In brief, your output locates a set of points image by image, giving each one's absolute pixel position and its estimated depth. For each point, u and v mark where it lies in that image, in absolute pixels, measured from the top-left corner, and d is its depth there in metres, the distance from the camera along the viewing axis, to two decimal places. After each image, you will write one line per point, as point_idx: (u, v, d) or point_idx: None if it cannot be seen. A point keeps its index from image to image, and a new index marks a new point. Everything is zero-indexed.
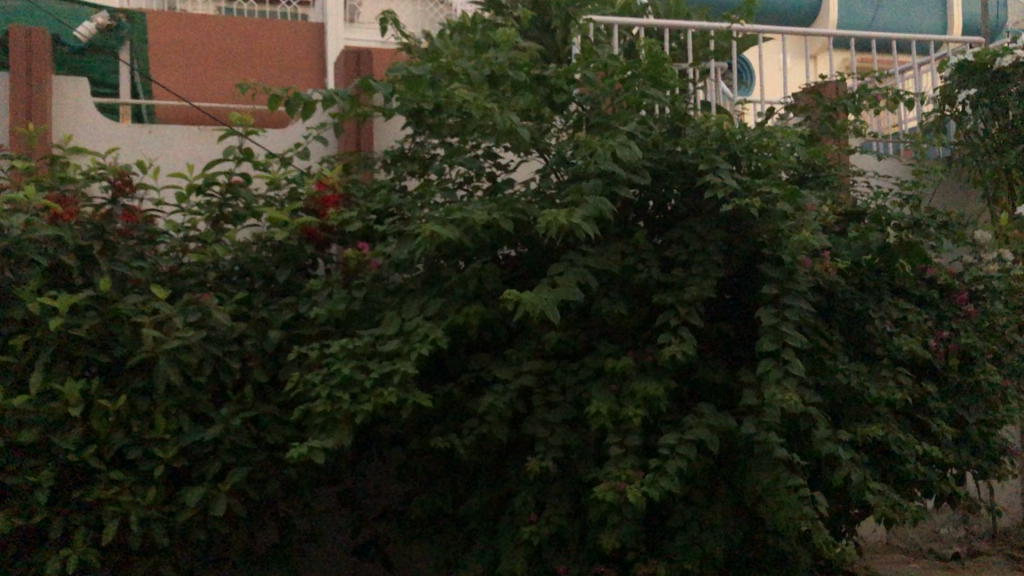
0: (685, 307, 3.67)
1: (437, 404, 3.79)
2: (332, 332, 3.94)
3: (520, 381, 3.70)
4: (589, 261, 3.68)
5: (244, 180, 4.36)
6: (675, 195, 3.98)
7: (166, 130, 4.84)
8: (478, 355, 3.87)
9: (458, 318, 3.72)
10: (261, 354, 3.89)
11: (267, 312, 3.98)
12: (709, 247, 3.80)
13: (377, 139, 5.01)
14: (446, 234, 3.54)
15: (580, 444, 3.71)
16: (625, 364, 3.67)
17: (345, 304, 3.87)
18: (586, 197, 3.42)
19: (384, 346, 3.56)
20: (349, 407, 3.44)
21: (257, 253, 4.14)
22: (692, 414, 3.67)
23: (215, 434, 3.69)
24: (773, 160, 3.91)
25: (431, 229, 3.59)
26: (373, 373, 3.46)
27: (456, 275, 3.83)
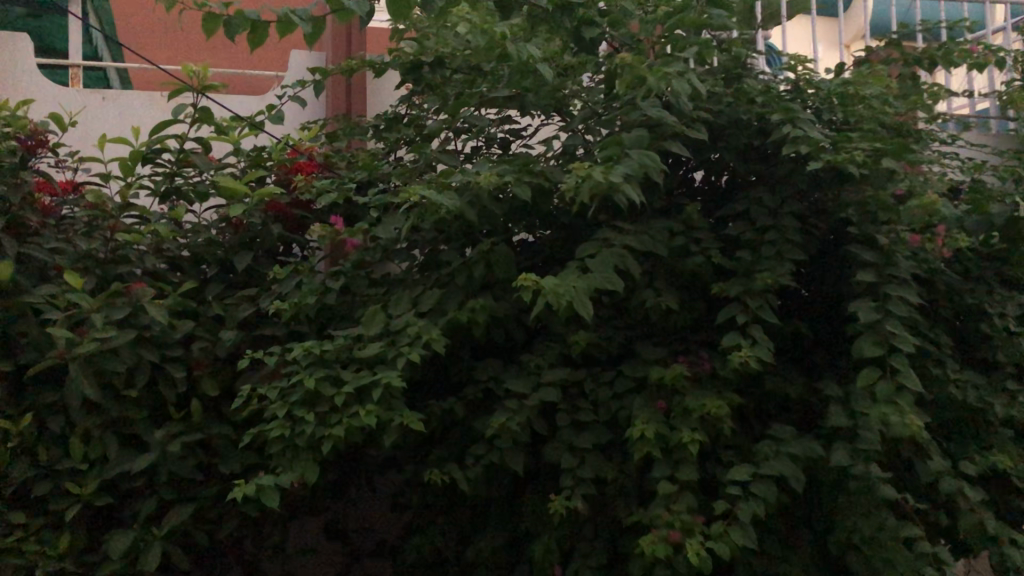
0: (756, 300, 2.82)
1: (435, 424, 2.96)
2: (303, 333, 3.13)
3: (542, 395, 2.87)
4: (630, 241, 2.84)
5: (201, 146, 3.54)
6: (737, 158, 3.14)
7: (123, 94, 3.98)
8: (487, 362, 3.04)
9: (460, 314, 2.88)
10: (212, 361, 3.08)
11: (221, 307, 3.16)
12: (783, 222, 2.96)
13: (371, 103, 4.18)
14: (442, 202, 2.71)
15: (618, 478, 2.87)
16: (677, 373, 2.83)
17: (317, 297, 3.04)
18: (628, 153, 2.56)
19: (362, 351, 2.73)
20: (315, 431, 2.61)
21: (213, 235, 3.33)
22: (764, 438, 2.82)
23: (149, 464, 2.89)
24: (865, 115, 3.05)
25: (423, 196, 2.75)
26: (347, 387, 2.63)
27: (459, 260, 3.01)
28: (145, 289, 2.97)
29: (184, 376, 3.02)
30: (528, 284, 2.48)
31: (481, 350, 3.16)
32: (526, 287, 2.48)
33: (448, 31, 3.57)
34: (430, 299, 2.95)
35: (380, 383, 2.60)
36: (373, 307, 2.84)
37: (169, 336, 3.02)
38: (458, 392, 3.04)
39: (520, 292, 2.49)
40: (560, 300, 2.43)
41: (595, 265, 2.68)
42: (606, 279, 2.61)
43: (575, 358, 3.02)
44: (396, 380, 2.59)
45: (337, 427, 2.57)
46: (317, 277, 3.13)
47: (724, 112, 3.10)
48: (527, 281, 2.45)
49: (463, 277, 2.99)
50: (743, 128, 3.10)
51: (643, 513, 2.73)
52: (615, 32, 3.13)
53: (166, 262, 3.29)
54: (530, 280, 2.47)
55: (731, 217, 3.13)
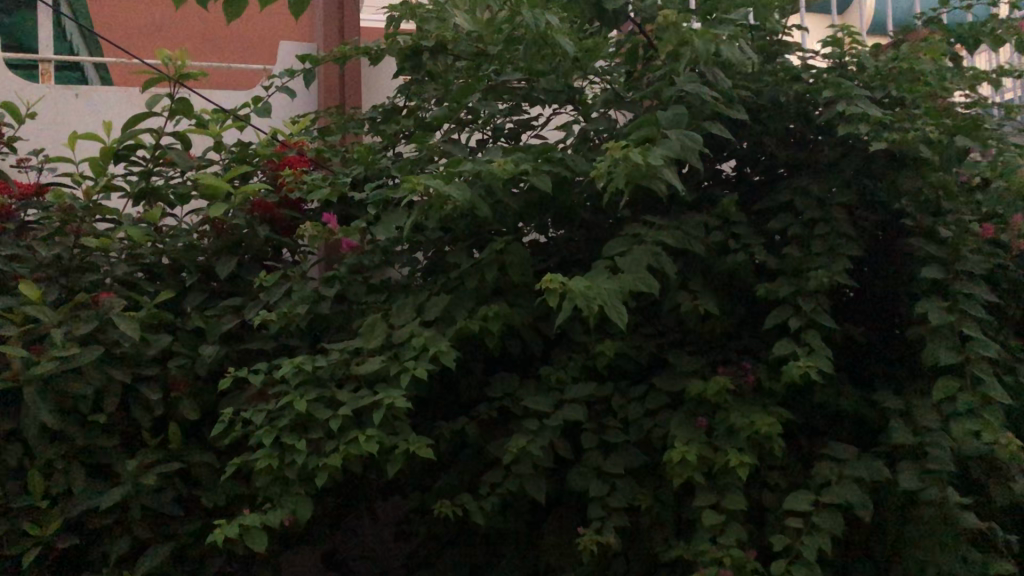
0: (808, 302, 2.49)
1: (443, 448, 2.62)
2: (294, 347, 2.78)
3: (566, 413, 2.52)
4: (663, 237, 2.50)
5: (179, 141, 3.18)
6: (775, 145, 2.81)
7: (97, 91, 3.65)
8: (501, 376, 2.69)
9: (471, 322, 2.54)
10: (192, 380, 2.73)
11: (202, 319, 2.81)
12: (834, 213, 2.63)
13: (367, 93, 3.84)
14: (450, 194, 2.36)
15: (653, 507, 2.53)
16: (719, 386, 2.50)
17: (310, 306, 2.69)
18: (665, 135, 2.22)
19: (361, 366, 2.38)
20: (308, 461, 2.26)
21: (192, 239, 2.97)
22: (820, 459, 2.48)
23: (120, 499, 2.54)
24: (924, 91, 2.62)
25: (428, 189, 2.40)
26: (343, 409, 2.28)
27: (468, 263, 2.67)
28: (115, 300, 2.63)
29: (159, 398, 2.67)
30: (554, 287, 2.14)
31: (494, 362, 2.82)
32: (551, 290, 2.14)
33: (451, 12, 3.24)
34: (437, 306, 2.60)
35: (383, 404, 2.26)
36: (373, 317, 2.50)
37: (143, 352, 2.68)
38: (470, 412, 2.69)
39: (544, 295, 2.15)
40: (591, 305, 2.09)
41: (626, 264, 2.34)
42: (642, 281, 2.27)
43: (601, 371, 2.69)
44: (402, 399, 2.25)
45: (334, 456, 2.22)
46: (310, 283, 2.79)
47: (761, 92, 2.77)
48: (552, 282, 2.11)
49: (474, 280, 2.65)
50: (782, 111, 2.78)
51: (686, 548, 2.38)
52: (639, 5, 2.80)
53: (140, 269, 2.94)
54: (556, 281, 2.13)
55: (771, 210, 2.81)
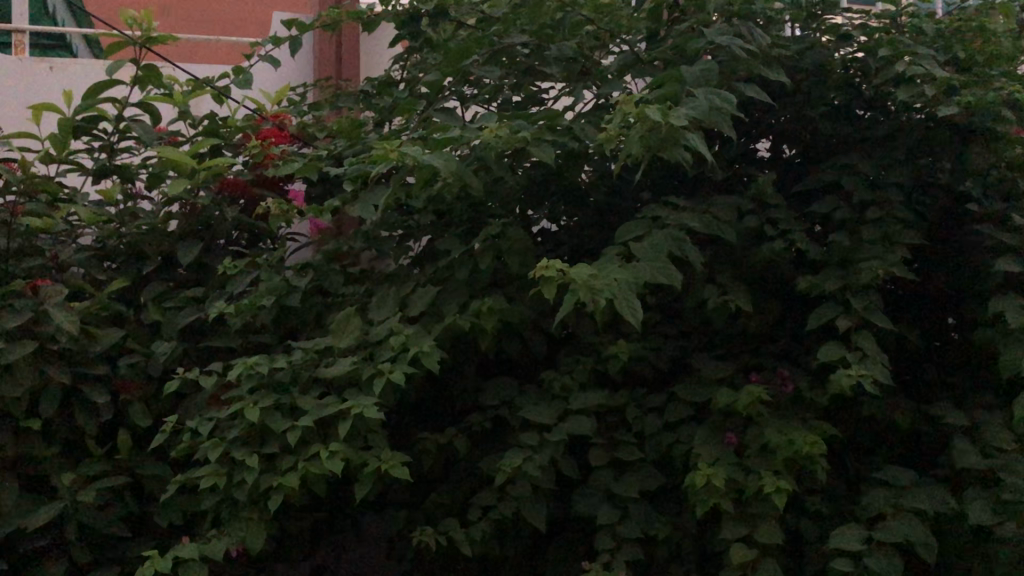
0: (859, 298, 2.10)
1: (430, 465, 2.25)
2: (261, 345, 2.43)
3: (571, 426, 2.16)
4: (687, 221, 2.13)
5: (145, 113, 2.83)
6: (820, 118, 2.43)
7: (68, 64, 3.31)
8: (497, 382, 2.33)
9: (461, 319, 2.18)
10: (145, 382, 2.39)
11: (159, 312, 2.47)
12: (888, 195, 2.24)
13: (365, 62, 3.47)
14: (436, 163, 1.92)
15: (673, 537, 2.15)
16: (752, 397, 2.12)
17: (278, 298, 2.34)
18: (691, 94, 1.85)
19: (329, 369, 2.03)
20: (262, 479, 1.91)
21: (152, 222, 2.62)
22: (871, 484, 2.09)
23: (55, 518, 2.20)
24: (997, 52, 2.23)
25: (410, 156, 1.96)
26: (304, 420, 1.92)
27: (461, 250, 2.30)
28: (54, 289, 2.30)
29: (106, 402, 2.33)
30: (554, 276, 1.76)
31: (491, 365, 2.45)
32: (550, 279, 1.77)
33: None
34: (423, 299, 2.24)
35: (351, 414, 1.90)
36: (346, 311, 2.14)
37: (87, 349, 2.34)
38: (461, 422, 2.33)
39: (542, 285, 1.77)
40: (598, 297, 1.71)
41: (642, 250, 1.96)
42: (661, 271, 1.89)
43: (613, 376, 2.32)
44: (372, 408, 1.89)
45: (291, 475, 1.87)
46: (281, 273, 2.44)
47: (804, 55, 2.40)
48: (552, 268, 1.74)
49: (466, 270, 2.29)
50: (828, 79, 2.40)
51: None
52: None
53: (93, 255, 2.60)
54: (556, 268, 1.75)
55: (813, 192, 2.42)
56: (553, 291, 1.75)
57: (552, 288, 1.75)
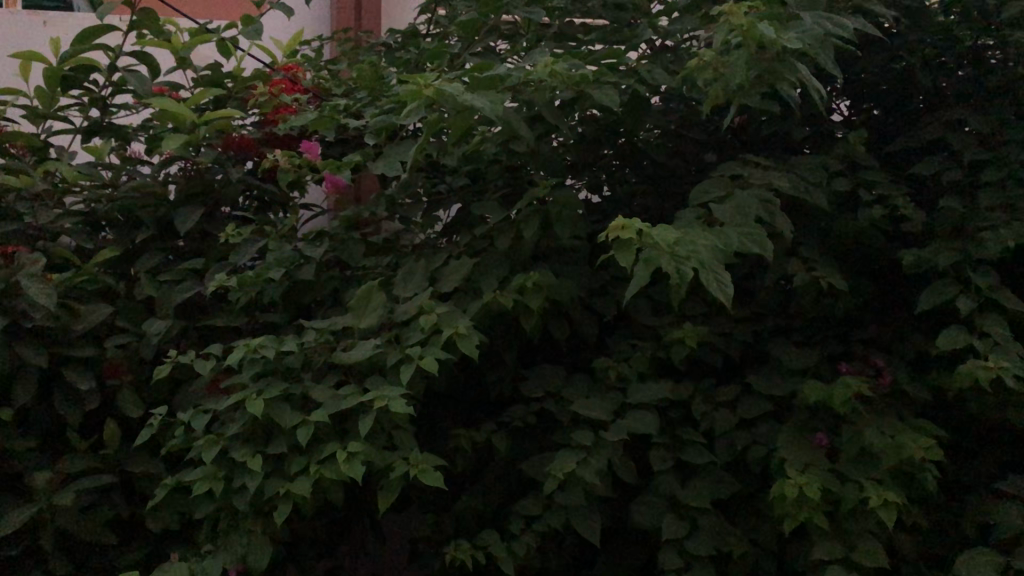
0: (980, 275, 1.76)
1: (463, 466, 1.93)
2: (268, 326, 2.11)
3: (632, 423, 1.83)
4: (773, 181, 1.79)
5: (142, 63, 2.50)
6: (920, 66, 2.08)
7: (62, 15, 2.99)
8: (542, 371, 2.00)
9: (503, 295, 1.85)
10: (135, 367, 2.08)
11: (153, 285, 2.16)
12: (1009, 153, 1.89)
13: (389, 12, 3.13)
14: (479, 104, 1.58)
15: (749, 555, 1.82)
16: (849, 392, 1.78)
17: (288, 270, 2.02)
18: (794, 18, 1.50)
19: (347, 353, 1.71)
20: (266, 483, 1.59)
21: (146, 184, 2.30)
22: (990, 496, 1.75)
23: (28, 522, 1.89)
24: None
25: (448, 96, 1.62)
26: (318, 413, 1.60)
27: (501, 216, 1.98)
28: (29, 258, 1.99)
29: (90, 388, 2.02)
30: (630, 240, 1.42)
31: (533, 349, 2.13)
32: (625, 244, 1.43)
33: None
34: (458, 272, 1.92)
35: (375, 408, 1.58)
36: (368, 285, 1.81)
37: (69, 328, 2.03)
38: (500, 415, 2.00)
39: (614, 250, 1.44)
40: (684, 267, 1.38)
41: (726, 213, 1.63)
42: (751, 237, 1.55)
43: (677, 365, 1.99)
44: (400, 401, 1.56)
45: (301, 481, 1.55)
46: (291, 241, 2.12)
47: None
48: (631, 229, 1.40)
49: (508, 239, 1.96)
50: (931, 20, 2.05)
51: None
52: None
53: (80, 222, 2.28)
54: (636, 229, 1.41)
55: (912, 153, 2.08)
56: (630, 258, 1.41)
57: (626, 255, 1.42)
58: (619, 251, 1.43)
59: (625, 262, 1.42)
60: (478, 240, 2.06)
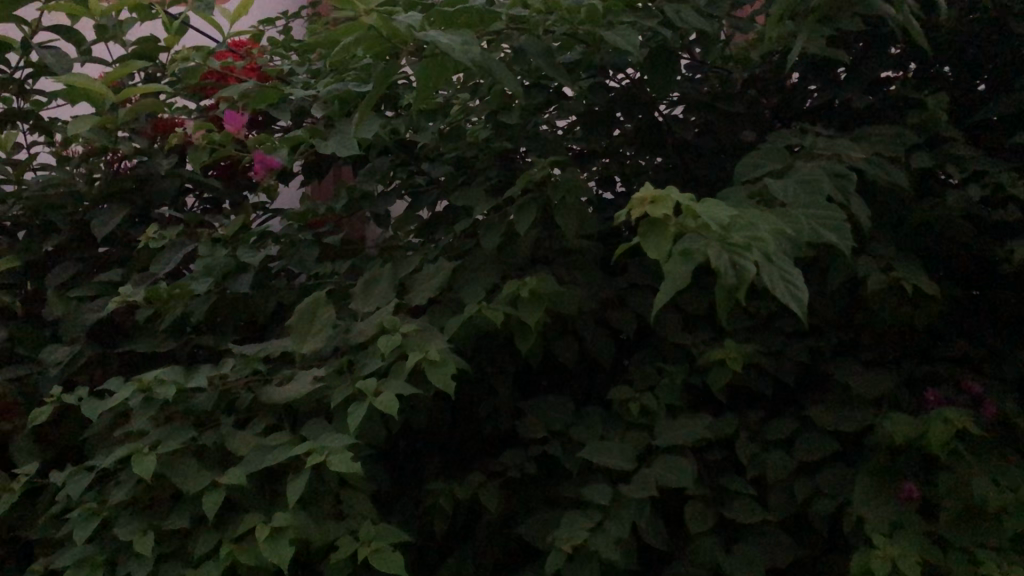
0: None
1: (443, 529, 1.50)
2: (199, 350, 1.68)
3: (661, 474, 1.40)
4: (846, 152, 1.36)
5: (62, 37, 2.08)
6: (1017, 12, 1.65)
7: None
8: (542, 404, 1.57)
9: (491, 308, 1.43)
10: (32, 404, 1.65)
11: (61, 302, 1.74)
12: None
13: None
14: (452, 44, 1.14)
15: None
16: (950, 430, 1.35)
17: (220, 280, 1.60)
18: None
19: (281, 389, 1.29)
20: (162, 568, 1.16)
21: (58, 181, 1.89)
22: None
23: None
24: None
25: (411, 37, 1.18)
26: (236, 473, 1.18)
27: (492, 209, 1.56)
28: None
29: None
30: (663, 221, 1.00)
31: (533, 375, 1.70)
32: (657, 225, 1.00)
33: None
34: (433, 280, 1.50)
35: (311, 465, 1.16)
36: (314, 297, 1.40)
37: None
38: (490, 461, 1.58)
39: (639, 236, 1.02)
40: (745, 263, 0.96)
41: (789, 191, 1.20)
42: (828, 220, 1.12)
43: (715, 394, 1.56)
44: (345, 456, 1.14)
45: (208, 567, 1.12)
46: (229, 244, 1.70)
47: None
48: (667, 206, 0.97)
49: (499, 236, 1.54)
50: None
51: None
52: None
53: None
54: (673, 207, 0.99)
55: (1007, 123, 1.65)
56: (664, 248, 0.99)
57: (657, 243, 1.00)
58: (648, 237, 1.01)
59: (657, 253, 0.99)
60: (461, 240, 1.64)
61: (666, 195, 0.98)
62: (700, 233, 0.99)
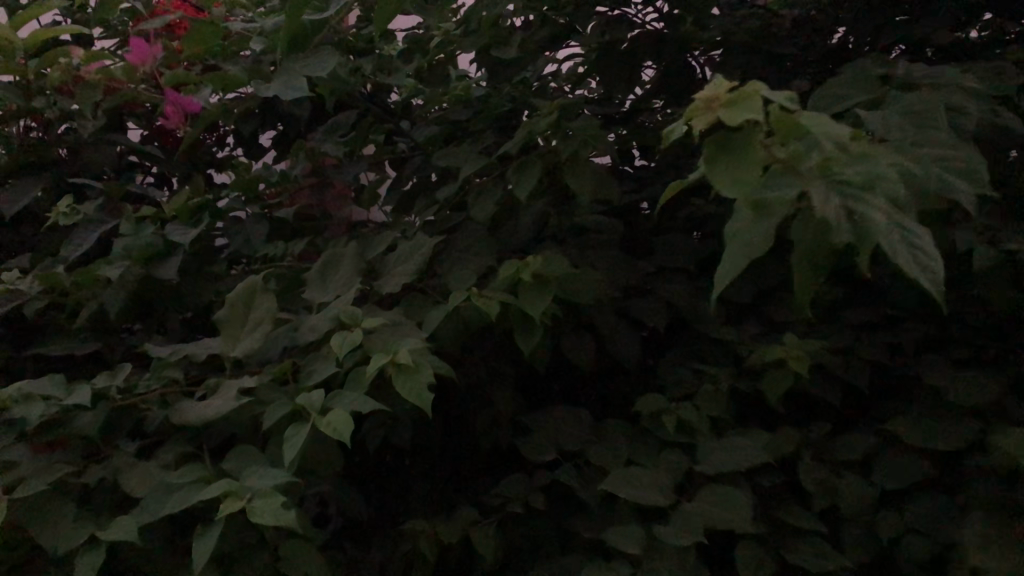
0: None
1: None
2: (124, 351, 1.36)
3: (711, 511, 1.07)
4: (956, 84, 1.02)
5: None
6: None
7: None
8: (550, 417, 1.24)
9: (483, 297, 1.10)
10: None
11: None
12: None
13: None
14: None
15: None
16: None
17: (144, 265, 1.27)
18: None
19: (200, 404, 0.96)
20: None
21: None
22: None
23: None
24: None
25: None
26: (127, 524, 0.85)
27: (484, 171, 1.23)
28: None
29: None
30: (742, 141, 0.66)
31: (538, 380, 1.37)
32: (729, 147, 0.66)
33: None
34: (408, 261, 1.17)
35: (229, 514, 0.83)
36: (249, 283, 1.07)
37: None
38: (486, 490, 1.25)
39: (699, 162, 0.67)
40: (875, 212, 0.63)
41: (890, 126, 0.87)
42: (954, 163, 0.79)
43: (770, 404, 1.23)
44: (274, 502, 0.82)
45: None
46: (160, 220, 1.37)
47: None
48: (756, 112, 0.64)
49: (495, 205, 1.21)
50: None
51: None
52: None
53: None
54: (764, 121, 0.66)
55: None
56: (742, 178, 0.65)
57: (730, 172, 0.65)
58: (719, 163, 0.66)
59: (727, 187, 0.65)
60: (448, 212, 1.31)
61: (751, 97, 0.66)
62: (790, 163, 0.67)
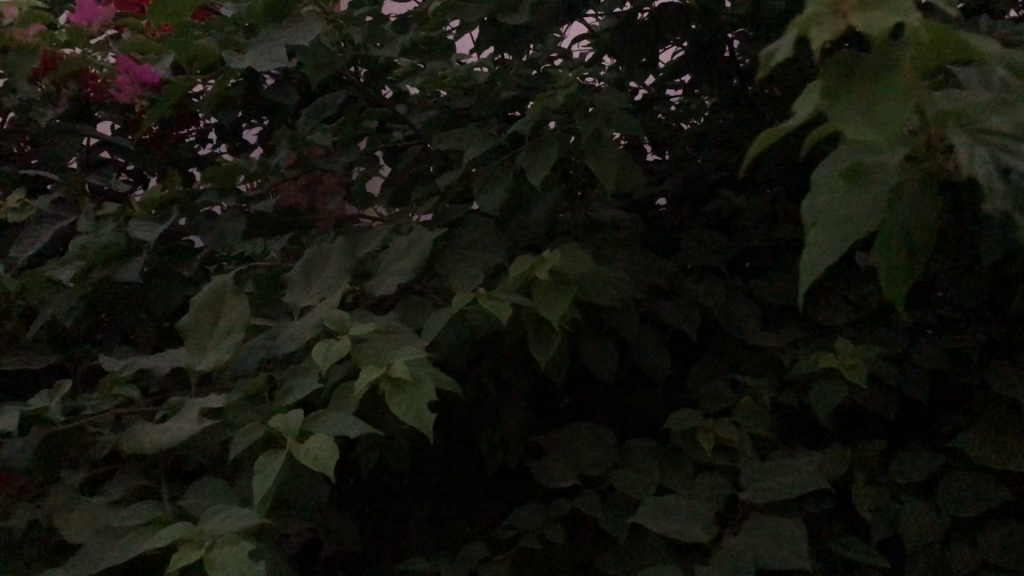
0: None
1: None
2: (84, 364, 1.19)
3: (760, 546, 0.91)
4: None
5: None
6: None
7: None
8: (569, 435, 1.09)
9: (492, 299, 0.95)
10: None
11: None
12: None
13: None
14: None
15: None
16: None
17: (105, 265, 1.11)
18: None
19: (158, 428, 0.80)
20: None
21: None
22: None
23: None
24: None
25: None
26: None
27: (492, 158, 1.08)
28: None
29: None
30: (883, 64, 0.44)
31: (552, 394, 1.22)
32: (861, 69, 0.44)
33: None
34: (406, 258, 1.01)
35: (185, 563, 0.67)
36: (219, 284, 0.91)
37: None
38: (496, 519, 1.09)
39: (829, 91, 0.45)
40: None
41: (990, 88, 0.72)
42: None
43: (821, 419, 1.07)
44: (241, 551, 0.66)
45: None
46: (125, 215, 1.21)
47: None
48: (912, 17, 0.42)
49: (504, 194, 1.06)
50: None
51: None
52: None
53: None
54: (916, 38, 0.44)
55: None
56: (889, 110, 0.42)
57: (862, 106, 0.44)
58: (845, 93, 0.44)
59: (858, 127, 0.43)
60: (450, 204, 1.16)
61: None
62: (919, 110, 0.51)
